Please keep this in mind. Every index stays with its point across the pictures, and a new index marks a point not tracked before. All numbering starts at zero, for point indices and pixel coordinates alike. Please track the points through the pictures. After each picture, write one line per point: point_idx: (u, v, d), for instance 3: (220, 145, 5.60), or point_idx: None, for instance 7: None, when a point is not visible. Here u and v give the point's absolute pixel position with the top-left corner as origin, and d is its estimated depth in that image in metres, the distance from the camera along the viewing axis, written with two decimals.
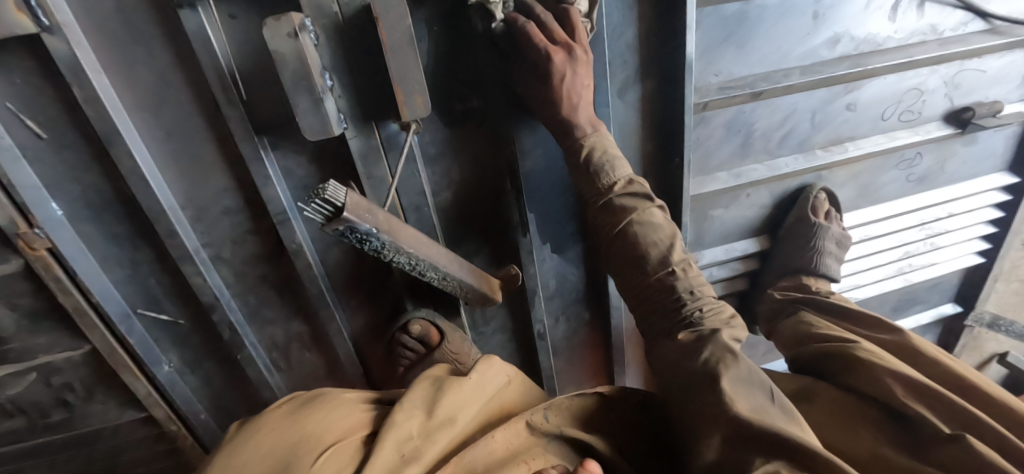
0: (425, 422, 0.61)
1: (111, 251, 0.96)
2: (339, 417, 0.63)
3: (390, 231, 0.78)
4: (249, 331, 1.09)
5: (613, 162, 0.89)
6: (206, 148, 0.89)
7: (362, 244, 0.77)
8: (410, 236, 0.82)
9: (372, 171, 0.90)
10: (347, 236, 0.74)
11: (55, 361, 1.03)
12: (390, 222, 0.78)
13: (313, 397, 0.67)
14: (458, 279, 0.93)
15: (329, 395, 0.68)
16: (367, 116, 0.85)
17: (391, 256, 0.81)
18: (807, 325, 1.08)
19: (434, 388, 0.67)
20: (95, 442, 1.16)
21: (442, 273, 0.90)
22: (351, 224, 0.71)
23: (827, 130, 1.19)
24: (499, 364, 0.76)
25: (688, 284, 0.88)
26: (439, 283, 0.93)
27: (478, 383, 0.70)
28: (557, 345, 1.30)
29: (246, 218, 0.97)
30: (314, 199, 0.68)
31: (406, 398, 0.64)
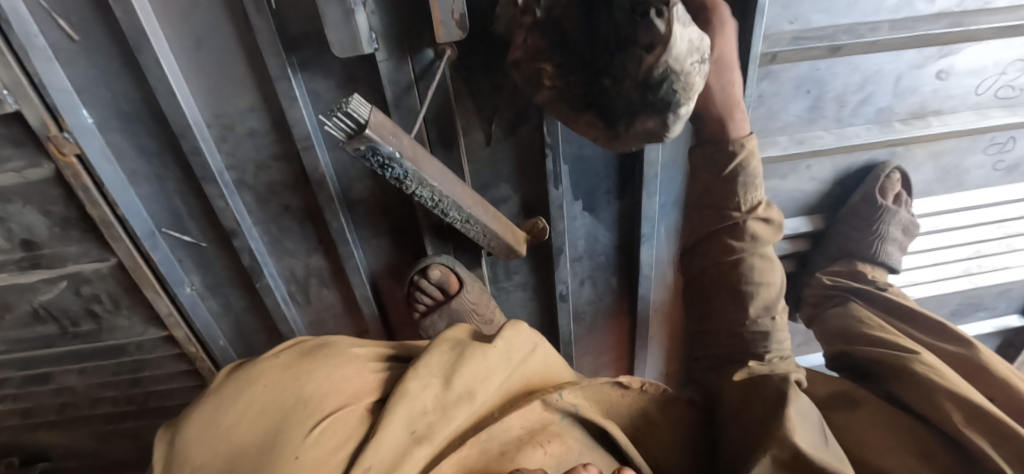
0: (440, 394, 0.50)
1: (139, 165, 0.95)
2: (346, 376, 0.49)
3: (414, 159, 0.73)
4: (270, 261, 1.08)
5: (749, 187, 0.83)
6: (233, 62, 0.85)
7: (384, 170, 0.72)
8: (434, 167, 0.77)
9: (401, 99, 0.85)
10: (369, 158, 0.69)
11: (84, 270, 1.05)
12: (416, 150, 0.73)
13: (317, 346, 0.54)
14: (482, 224, 0.88)
15: (336, 347, 0.55)
16: (400, 37, 0.79)
17: (414, 188, 0.77)
18: (859, 323, 0.93)
19: (454, 355, 0.55)
20: (119, 355, 1.19)
21: (465, 215, 0.85)
22: (373, 145, 0.67)
23: (909, 101, 1.05)
24: (527, 330, 0.65)
25: (778, 338, 0.79)
26: (461, 226, 0.88)
27: (505, 352, 0.58)
28: (580, 310, 1.25)
29: (271, 141, 0.94)
30: (336, 111, 0.64)
31: (423, 363, 0.52)
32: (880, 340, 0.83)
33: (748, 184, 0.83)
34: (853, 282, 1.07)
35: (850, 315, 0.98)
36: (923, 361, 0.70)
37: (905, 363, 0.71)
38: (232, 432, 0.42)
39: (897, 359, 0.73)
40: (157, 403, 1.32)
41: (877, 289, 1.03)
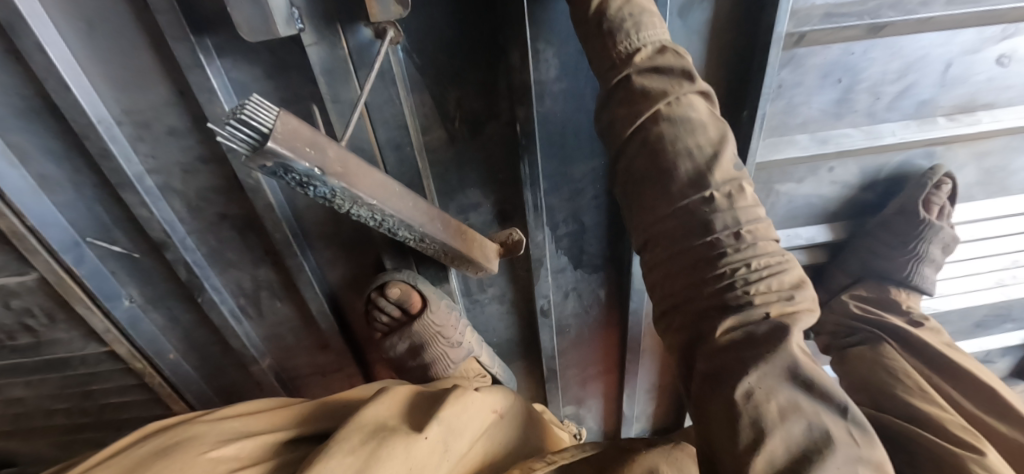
0: None
1: (48, 169, 0.82)
2: None
3: (344, 175, 0.58)
4: (212, 274, 0.96)
5: (640, 20, 0.57)
6: (137, 47, 0.70)
7: (306, 189, 0.58)
8: (372, 181, 0.62)
9: (339, 92, 0.70)
10: (281, 176, 0.55)
11: (7, 284, 0.94)
12: (345, 162, 0.58)
13: (155, 461, 0.41)
14: (440, 243, 0.74)
15: (183, 453, 0.42)
16: (330, 14, 0.63)
17: (349, 208, 0.63)
18: (891, 380, 0.80)
19: (371, 448, 0.43)
20: (63, 369, 1.10)
21: (417, 234, 0.71)
22: (283, 162, 0.51)
23: (960, 92, 0.87)
24: (476, 402, 0.55)
25: (731, 219, 0.52)
26: (416, 244, 0.75)
27: (440, 440, 0.47)
28: (564, 323, 1.12)
29: (197, 142, 0.80)
30: (226, 120, 0.48)
31: (317, 469, 0.40)
32: (914, 412, 0.70)
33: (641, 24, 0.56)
34: (883, 313, 0.97)
35: (878, 362, 0.86)
36: (981, 461, 0.56)
37: (957, 459, 0.57)
38: None
39: (941, 447, 0.60)
40: (113, 415, 1.25)
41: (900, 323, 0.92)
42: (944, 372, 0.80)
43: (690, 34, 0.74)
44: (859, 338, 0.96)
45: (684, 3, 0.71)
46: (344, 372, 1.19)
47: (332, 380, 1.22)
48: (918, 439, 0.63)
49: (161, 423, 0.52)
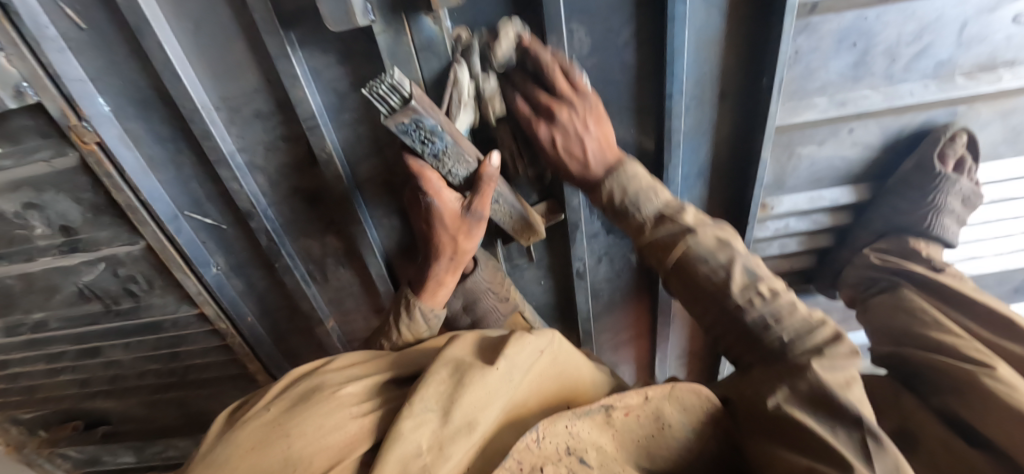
0: (438, 429, 0.47)
1: (156, 151, 0.97)
2: (330, 424, 0.49)
3: (452, 134, 0.72)
4: (287, 242, 1.09)
5: (638, 200, 0.81)
6: (234, 41, 0.83)
7: (424, 146, 0.71)
8: (468, 145, 0.77)
9: (402, 70, 0.81)
10: (410, 132, 0.68)
11: (117, 253, 1.11)
12: (452, 126, 0.72)
13: (307, 394, 0.54)
14: (511, 205, 0.87)
15: (326, 391, 0.54)
16: (395, 4, 0.74)
17: (449, 166, 0.77)
18: (907, 319, 0.88)
19: (452, 383, 0.52)
20: (159, 332, 1.27)
21: (495, 195, 0.84)
22: (418, 117, 0.65)
23: (977, 50, 0.91)
24: (531, 341, 0.59)
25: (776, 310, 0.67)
26: (488, 209, 0.87)
27: (506, 373, 0.53)
28: (599, 287, 1.21)
29: (278, 122, 0.94)
30: (380, 82, 0.62)
31: (417, 398, 0.50)
32: (932, 341, 0.78)
33: (637, 203, 0.81)
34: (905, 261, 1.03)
35: (900, 307, 0.93)
36: (992, 375, 0.63)
37: (967, 372, 0.66)
38: None
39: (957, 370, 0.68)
40: (197, 374, 1.41)
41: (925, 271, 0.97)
42: (968, 311, 0.86)
43: (711, 8, 0.82)
44: (882, 287, 1.03)
45: None
46: None
47: None
48: (937, 372, 0.70)
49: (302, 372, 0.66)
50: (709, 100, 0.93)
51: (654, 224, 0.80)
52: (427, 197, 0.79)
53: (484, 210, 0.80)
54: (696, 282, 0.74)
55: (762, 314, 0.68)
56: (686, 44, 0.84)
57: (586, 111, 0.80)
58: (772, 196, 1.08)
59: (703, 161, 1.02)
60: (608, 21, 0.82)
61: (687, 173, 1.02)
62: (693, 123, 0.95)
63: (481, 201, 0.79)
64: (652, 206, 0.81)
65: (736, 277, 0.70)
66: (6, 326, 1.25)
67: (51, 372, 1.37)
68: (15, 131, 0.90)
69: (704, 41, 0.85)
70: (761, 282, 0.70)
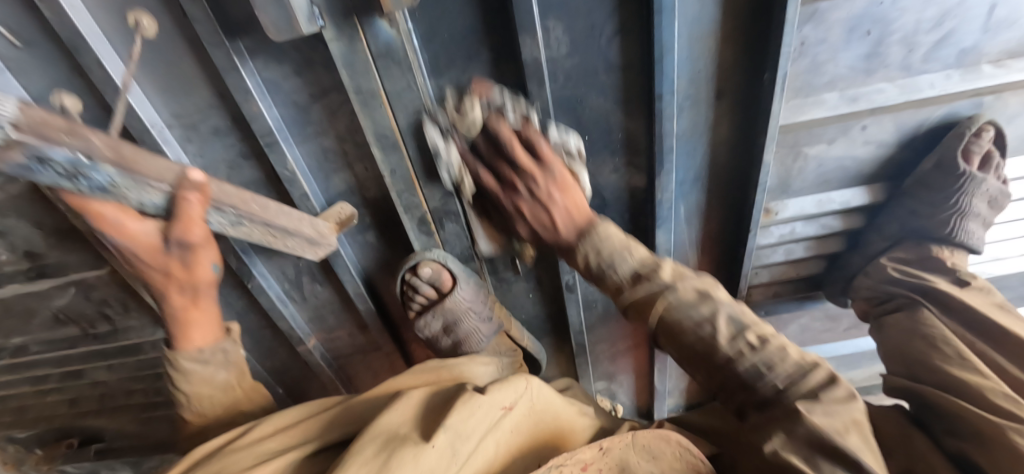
0: None
1: None
2: None
3: (121, 163, 0.55)
4: (259, 262, 1.03)
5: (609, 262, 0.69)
6: (179, 54, 0.76)
7: (79, 184, 0.55)
8: (156, 166, 0.60)
9: (360, 83, 0.73)
10: (47, 173, 0.50)
11: (86, 278, 1.06)
12: (119, 148, 0.55)
13: None
14: (265, 222, 0.79)
15: None
16: (347, 11, 0.66)
17: (139, 197, 0.61)
18: (925, 351, 0.78)
19: (380, 462, 0.45)
20: (139, 353, 1.23)
21: (233, 217, 0.75)
22: (48, 151, 0.46)
23: (1008, 35, 0.81)
24: (482, 404, 0.52)
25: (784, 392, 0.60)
26: (234, 228, 0.79)
27: (445, 450, 0.47)
28: (591, 298, 1.14)
29: (237, 139, 0.87)
30: None
31: None
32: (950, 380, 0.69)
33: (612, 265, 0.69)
34: (927, 274, 0.93)
35: (917, 331, 0.84)
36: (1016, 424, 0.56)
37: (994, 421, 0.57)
38: None
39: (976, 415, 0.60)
40: None
41: (948, 288, 0.88)
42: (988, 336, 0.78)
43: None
44: (897, 304, 0.94)
45: None
46: (383, 351, 1.26)
47: (372, 359, 1.29)
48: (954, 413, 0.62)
49: (216, 441, 0.63)
50: (704, 101, 0.84)
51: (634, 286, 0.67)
52: (107, 236, 0.64)
53: (195, 236, 0.67)
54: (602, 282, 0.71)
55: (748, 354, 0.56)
56: (676, 40, 0.75)
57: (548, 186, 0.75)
58: (777, 200, 0.99)
59: (699, 165, 0.93)
60: (588, 17, 0.74)
61: (681, 179, 0.94)
62: (687, 126, 0.87)
63: (185, 225, 0.65)
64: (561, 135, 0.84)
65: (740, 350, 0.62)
66: None
67: (38, 394, 1.34)
68: None
69: (697, 35, 0.76)
70: (752, 332, 0.57)
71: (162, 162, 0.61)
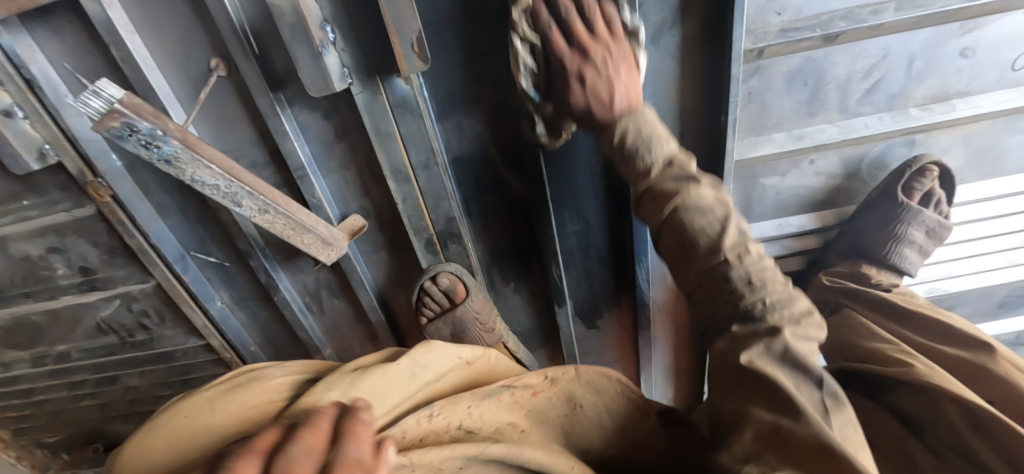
0: (331, 412, 0.40)
1: (165, 198, 1.07)
2: (242, 406, 0.39)
3: (185, 141, 0.75)
4: (284, 277, 1.16)
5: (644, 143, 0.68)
6: (230, 104, 0.93)
7: (151, 155, 0.74)
8: (212, 152, 0.79)
9: (379, 127, 0.88)
10: (128, 140, 0.71)
11: (132, 291, 1.20)
12: (188, 135, 0.76)
13: (237, 376, 0.44)
14: (285, 215, 0.88)
15: (248, 380, 0.43)
16: (371, 69, 0.83)
17: (193, 175, 0.78)
18: (851, 332, 0.92)
19: (352, 372, 0.45)
20: (171, 360, 1.35)
21: (261, 204, 0.85)
22: (128, 120, 0.70)
23: (928, 84, 0.95)
24: (444, 347, 0.52)
25: (746, 271, 0.58)
26: (259, 219, 0.88)
27: (411, 367, 0.47)
28: (580, 310, 1.25)
29: (273, 172, 1.02)
30: (83, 92, 0.68)
31: (320, 384, 0.42)
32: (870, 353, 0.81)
33: (649, 146, 0.67)
34: (854, 283, 1.05)
35: (846, 324, 0.95)
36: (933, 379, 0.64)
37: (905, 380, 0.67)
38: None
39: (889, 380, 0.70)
40: None
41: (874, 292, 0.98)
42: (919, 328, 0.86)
43: (662, 56, 0.89)
44: (834, 307, 1.05)
45: (654, 34, 0.86)
46: None
47: None
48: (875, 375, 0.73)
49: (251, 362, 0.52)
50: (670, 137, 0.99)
51: (661, 170, 0.67)
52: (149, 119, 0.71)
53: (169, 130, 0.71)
54: (695, 254, 0.62)
55: (746, 273, 0.58)
56: (643, 90, 0.91)
57: (621, 59, 0.71)
58: None
59: None
60: None
61: None
62: None
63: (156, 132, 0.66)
64: (662, 154, 0.68)
65: (728, 233, 0.60)
66: (33, 357, 1.35)
67: (73, 398, 1.46)
68: (41, 186, 1.03)
69: (661, 84, 0.92)
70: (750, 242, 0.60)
71: (218, 152, 0.79)
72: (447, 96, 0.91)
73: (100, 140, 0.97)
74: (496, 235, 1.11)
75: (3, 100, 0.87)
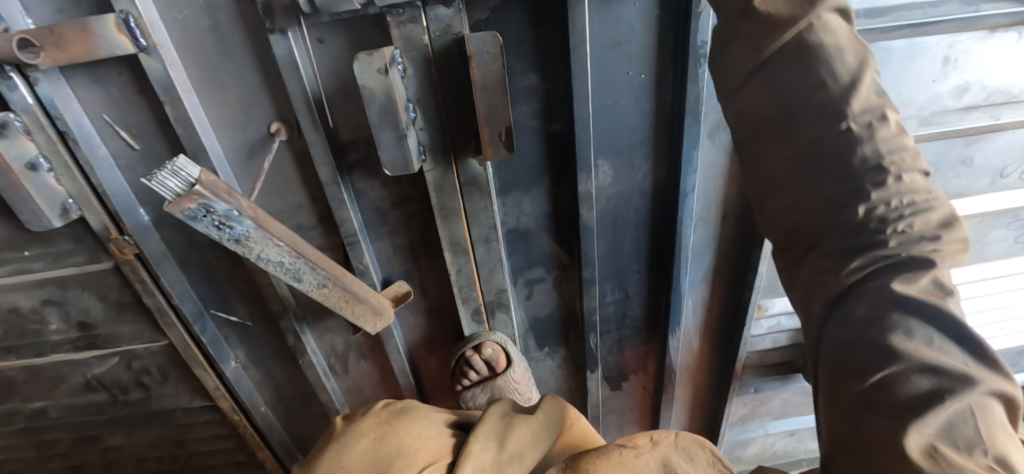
0: (497, 455, 0.60)
1: (190, 255, 0.99)
2: (428, 437, 0.66)
3: (257, 219, 0.71)
4: (312, 338, 1.11)
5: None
6: (286, 167, 0.91)
7: (221, 232, 0.69)
8: (280, 228, 0.75)
9: (445, 202, 0.88)
10: (201, 219, 0.67)
11: (136, 348, 1.10)
12: (259, 211, 0.72)
13: (405, 410, 0.72)
14: (343, 287, 0.84)
15: (419, 415, 0.71)
16: (446, 148, 0.83)
17: (260, 251, 0.74)
18: None
19: (503, 422, 0.66)
20: (166, 419, 1.24)
21: (321, 278, 0.81)
22: (206, 202, 0.65)
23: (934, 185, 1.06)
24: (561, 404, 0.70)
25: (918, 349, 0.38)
26: (316, 292, 0.83)
27: (546, 419, 0.66)
28: (607, 373, 1.27)
29: (319, 234, 0.99)
30: (160, 170, 0.63)
31: (478, 431, 0.63)
32: None
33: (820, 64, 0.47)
34: None
35: None
36: None
37: None
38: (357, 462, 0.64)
39: None
40: (200, 462, 1.36)
41: None
42: None
43: (716, 150, 0.94)
44: None
45: (712, 130, 0.91)
46: None
47: None
48: None
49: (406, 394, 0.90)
50: (712, 221, 1.04)
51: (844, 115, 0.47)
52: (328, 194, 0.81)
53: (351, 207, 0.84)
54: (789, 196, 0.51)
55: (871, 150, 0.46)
56: (697, 178, 0.96)
57: None
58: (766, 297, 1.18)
59: (707, 269, 1.11)
60: (628, 158, 0.93)
61: (693, 280, 1.12)
62: (701, 239, 1.06)
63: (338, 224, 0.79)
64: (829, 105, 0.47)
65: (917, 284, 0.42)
66: None
67: (41, 459, 1.31)
68: (51, 238, 0.93)
69: (711, 174, 0.97)
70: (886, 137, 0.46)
71: (284, 228, 0.76)
72: (510, 173, 0.93)
73: (131, 193, 0.90)
74: (537, 302, 1.12)
75: (28, 152, 0.79)
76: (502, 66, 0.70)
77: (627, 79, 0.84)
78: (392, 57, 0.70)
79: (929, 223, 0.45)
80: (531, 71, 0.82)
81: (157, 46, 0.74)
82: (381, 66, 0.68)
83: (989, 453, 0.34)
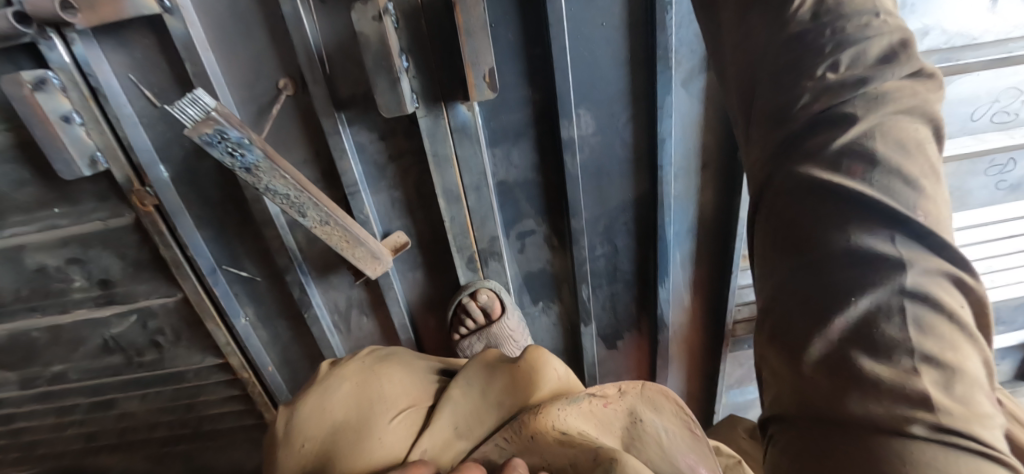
0: (477, 402, 0.61)
1: (204, 211, 1.07)
2: (411, 383, 0.66)
3: (266, 150, 0.79)
4: (317, 294, 1.17)
5: None
6: (293, 123, 0.99)
7: (234, 161, 0.78)
8: (287, 163, 0.83)
9: (438, 148, 0.95)
10: (217, 146, 0.75)
11: (152, 305, 1.18)
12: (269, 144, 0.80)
13: (387, 356, 0.70)
14: (344, 226, 0.91)
15: (403, 361, 0.69)
16: (436, 96, 0.90)
17: (268, 182, 0.81)
18: None
19: (484, 370, 0.64)
20: (179, 382, 1.30)
21: (324, 214, 0.88)
22: (220, 127, 0.74)
23: None
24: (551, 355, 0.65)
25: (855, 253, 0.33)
26: (320, 230, 0.90)
27: (526, 370, 0.62)
28: (601, 331, 1.31)
29: (323, 188, 1.06)
30: (181, 98, 0.72)
31: (460, 381, 0.63)
32: None
33: None
34: None
35: None
36: None
37: None
38: (335, 404, 0.62)
39: None
40: (210, 426, 1.41)
41: None
42: None
43: (691, 99, 1.00)
44: None
45: (685, 78, 0.97)
46: None
47: None
48: None
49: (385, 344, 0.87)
50: (693, 172, 1.09)
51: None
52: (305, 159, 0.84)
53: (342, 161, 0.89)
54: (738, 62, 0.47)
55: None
56: (674, 127, 1.01)
57: None
58: None
59: (691, 222, 1.16)
60: (608, 108, 1.00)
61: (679, 231, 1.16)
62: (682, 189, 1.11)
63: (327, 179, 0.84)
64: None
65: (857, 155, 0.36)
66: (23, 379, 1.27)
67: (58, 427, 1.36)
68: (78, 194, 1.02)
69: (687, 122, 1.03)
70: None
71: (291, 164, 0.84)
72: (498, 123, 1.00)
73: (152, 150, 0.99)
74: (530, 256, 1.17)
75: (63, 107, 0.88)
76: (484, 10, 0.78)
77: (601, 29, 0.91)
78: (386, 7, 0.78)
79: (864, 58, 0.38)
80: (512, 24, 0.90)
81: (180, 7, 0.83)
82: (375, 13, 0.75)
83: (925, 371, 0.29)
